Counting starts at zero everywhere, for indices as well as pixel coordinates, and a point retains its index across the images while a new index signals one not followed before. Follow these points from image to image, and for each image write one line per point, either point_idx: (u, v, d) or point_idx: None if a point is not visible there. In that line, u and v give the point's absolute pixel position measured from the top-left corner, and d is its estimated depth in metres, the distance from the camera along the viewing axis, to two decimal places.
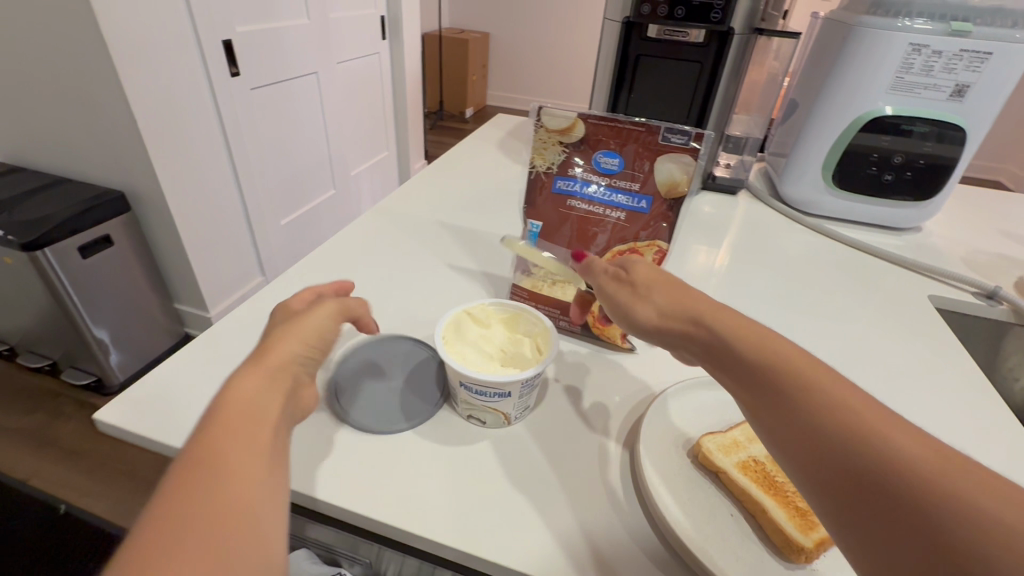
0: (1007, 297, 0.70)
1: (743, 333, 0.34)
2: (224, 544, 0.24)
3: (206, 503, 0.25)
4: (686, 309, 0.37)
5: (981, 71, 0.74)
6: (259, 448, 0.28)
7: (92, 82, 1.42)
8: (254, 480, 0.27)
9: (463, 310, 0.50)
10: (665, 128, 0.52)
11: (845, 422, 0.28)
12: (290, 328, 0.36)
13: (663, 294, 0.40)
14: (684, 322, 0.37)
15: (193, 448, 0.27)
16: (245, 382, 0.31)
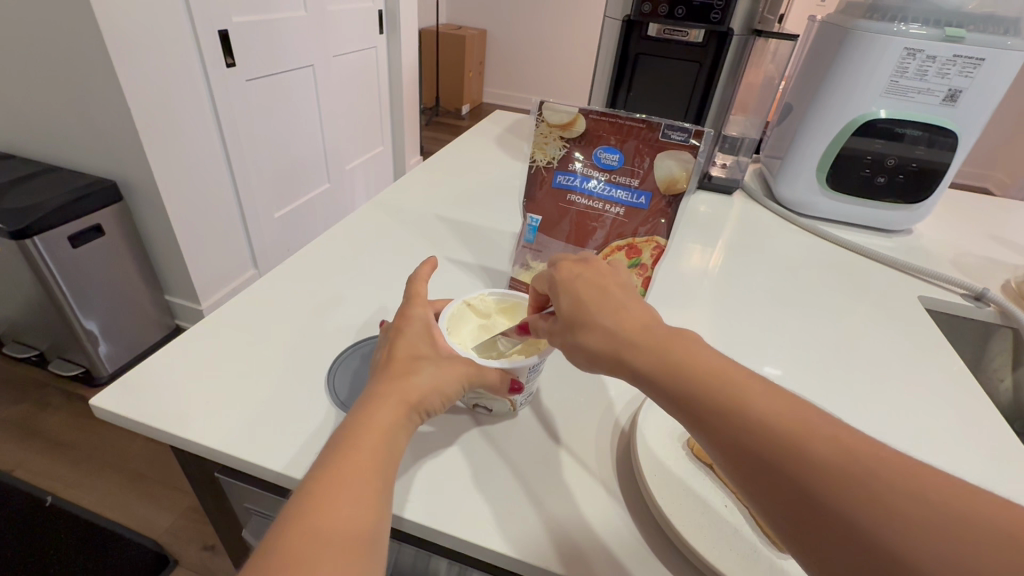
0: (995, 299, 0.71)
1: (678, 361, 0.34)
2: (344, 549, 0.31)
3: (333, 511, 0.32)
4: (618, 343, 0.37)
5: (974, 77, 0.75)
6: (370, 467, 0.34)
7: (85, 70, 1.40)
8: (367, 493, 0.33)
9: (464, 302, 0.50)
10: (666, 125, 0.53)
11: (792, 447, 0.29)
12: (414, 382, 0.38)
13: (596, 332, 0.38)
14: (612, 358, 0.37)
15: (327, 464, 0.34)
16: (364, 409, 0.36)
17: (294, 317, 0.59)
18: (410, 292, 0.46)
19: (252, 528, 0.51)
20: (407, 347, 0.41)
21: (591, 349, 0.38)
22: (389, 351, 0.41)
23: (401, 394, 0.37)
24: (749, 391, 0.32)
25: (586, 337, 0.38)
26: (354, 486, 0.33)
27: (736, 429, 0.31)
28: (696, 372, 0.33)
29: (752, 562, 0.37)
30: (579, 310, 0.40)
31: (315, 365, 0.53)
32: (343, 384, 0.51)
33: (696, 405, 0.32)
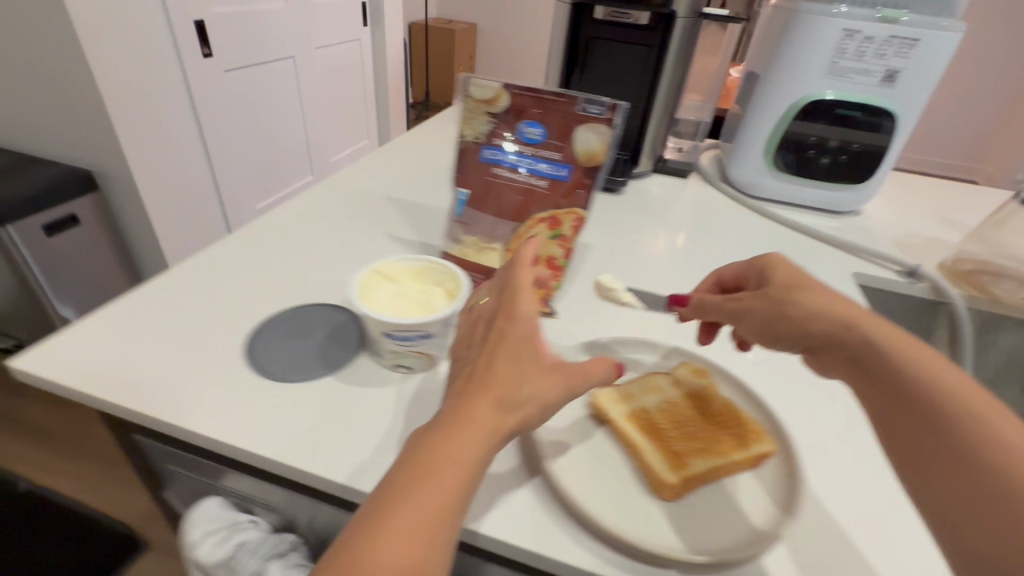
0: (926, 276, 0.73)
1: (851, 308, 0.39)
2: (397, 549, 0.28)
3: (395, 508, 0.29)
4: (835, 308, 0.39)
5: (910, 58, 0.76)
6: (436, 466, 0.31)
7: (57, 58, 1.40)
8: (428, 497, 0.30)
9: (371, 271, 0.52)
10: (584, 99, 0.53)
11: (983, 444, 0.30)
12: (507, 415, 0.33)
13: (815, 297, 0.41)
14: (831, 320, 0.39)
15: (403, 461, 0.31)
16: (451, 410, 0.33)
17: (228, 289, 0.60)
18: (507, 273, 0.39)
19: (177, 489, 0.52)
20: (508, 349, 0.35)
21: (796, 311, 0.41)
22: (490, 351, 0.35)
23: (482, 429, 0.32)
24: (893, 334, 0.37)
25: (808, 299, 0.41)
26: (421, 515, 0.29)
27: (908, 392, 0.34)
28: (866, 318, 0.38)
29: (628, 508, 0.38)
30: (797, 282, 0.43)
31: (239, 334, 0.54)
32: (259, 350, 0.52)
33: (844, 337, 0.38)
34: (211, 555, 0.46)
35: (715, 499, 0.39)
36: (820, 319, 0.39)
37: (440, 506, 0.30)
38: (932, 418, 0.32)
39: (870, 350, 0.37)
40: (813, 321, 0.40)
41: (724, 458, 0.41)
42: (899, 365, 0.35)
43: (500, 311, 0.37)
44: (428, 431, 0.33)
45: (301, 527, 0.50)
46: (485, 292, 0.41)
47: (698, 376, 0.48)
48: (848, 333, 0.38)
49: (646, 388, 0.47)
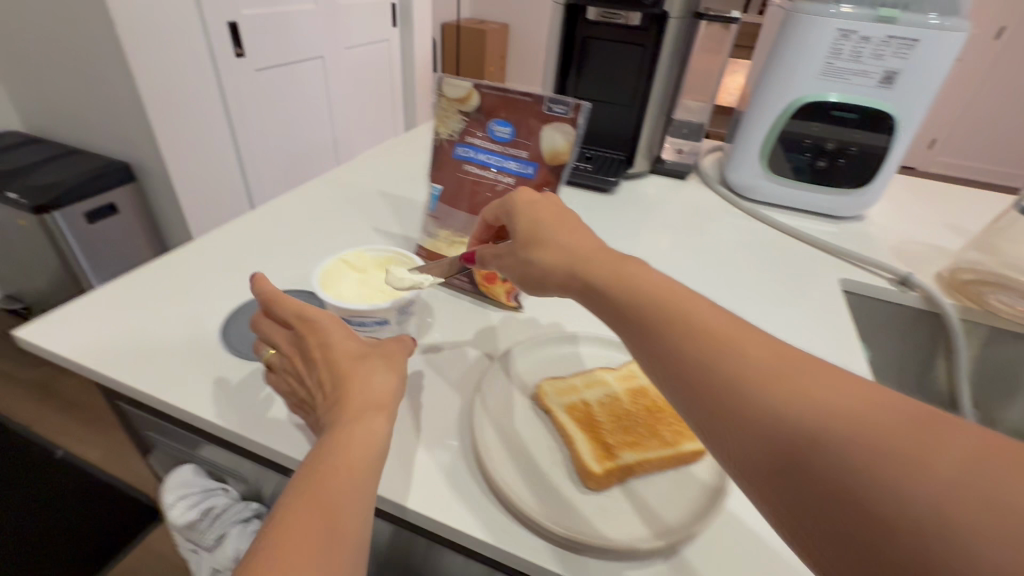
0: (919, 283, 0.70)
1: (668, 302, 0.33)
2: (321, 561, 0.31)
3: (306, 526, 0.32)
4: (566, 257, 0.41)
5: (909, 58, 0.74)
6: (339, 484, 0.34)
7: (102, 58, 1.51)
8: (341, 510, 0.33)
9: (339, 259, 0.54)
10: (549, 99, 0.55)
11: (810, 434, 0.25)
12: (370, 428, 0.37)
13: (545, 250, 0.43)
14: (566, 270, 0.40)
15: (304, 485, 0.34)
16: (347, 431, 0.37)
17: (217, 274, 0.65)
18: (284, 307, 0.45)
19: (158, 457, 0.57)
20: (341, 362, 0.41)
21: (537, 262, 0.43)
22: (327, 368, 0.41)
23: (364, 447, 0.36)
24: (729, 331, 0.30)
25: (539, 253, 0.43)
26: (326, 528, 0.32)
27: (721, 385, 0.29)
28: (664, 309, 0.33)
29: (553, 492, 0.39)
30: (531, 231, 0.44)
31: (223, 315, 0.58)
32: (232, 337, 0.55)
33: (674, 346, 0.31)
34: (181, 516, 0.50)
35: (641, 491, 0.40)
36: (554, 266, 0.41)
37: (332, 514, 0.32)
38: (802, 447, 0.25)
39: (704, 358, 0.30)
40: (550, 272, 0.42)
41: (654, 453, 0.42)
42: (743, 375, 0.28)
43: (304, 332, 0.43)
44: (310, 459, 0.35)
45: (266, 497, 0.53)
46: (280, 330, 0.46)
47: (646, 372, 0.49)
48: (680, 344, 0.31)
49: (592, 382, 0.48)
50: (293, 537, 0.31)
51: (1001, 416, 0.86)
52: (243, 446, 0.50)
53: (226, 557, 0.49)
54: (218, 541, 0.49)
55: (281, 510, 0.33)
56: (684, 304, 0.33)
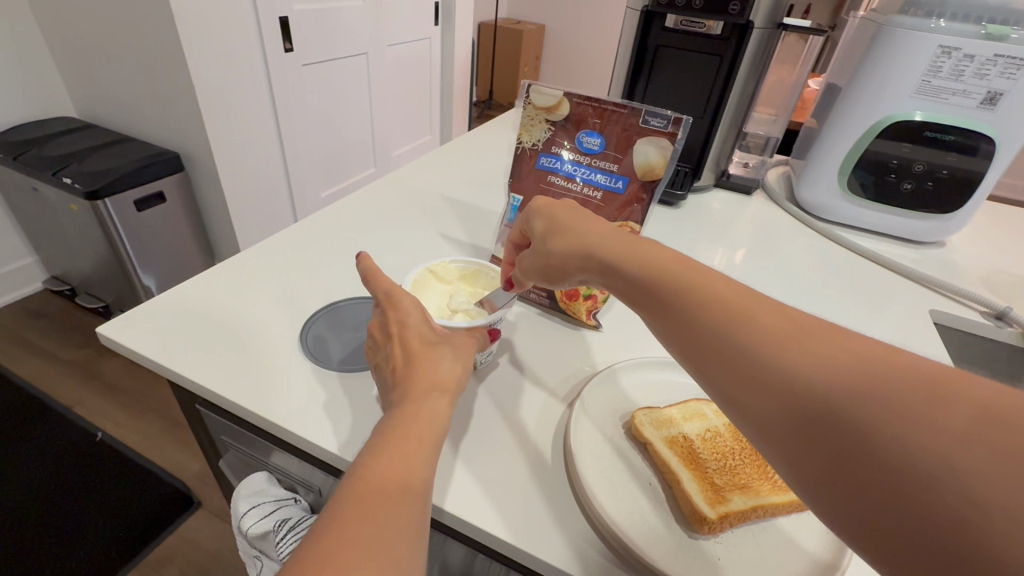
0: (1017, 319, 0.66)
1: (680, 275, 0.34)
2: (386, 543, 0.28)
3: (371, 503, 0.29)
4: (578, 245, 0.42)
5: (1018, 79, 0.69)
6: (403, 463, 0.32)
7: (158, 49, 1.53)
8: (407, 489, 0.31)
9: (427, 269, 0.53)
10: (646, 111, 0.52)
11: (844, 413, 0.24)
12: (434, 409, 0.35)
13: (561, 236, 0.44)
14: (581, 254, 0.42)
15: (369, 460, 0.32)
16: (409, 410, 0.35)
17: (288, 275, 0.64)
18: (377, 284, 0.45)
19: (227, 460, 0.56)
20: (410, 343, 0.40)
21: (553, 249, 0.44)
22: (399, 345, 0.40)
23: (428, 428, 0.34)
24: (739, 301, 0.31)
25: (556, 238, 0.45)
26: (393, 508, 0.30)
27: (755, 364, 0.28)
28: (705, 289, 0.32)
29: (664, 538, 0.36)
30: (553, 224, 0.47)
31: (297, 320, 0.57)
32: (312, 341, 0.54)
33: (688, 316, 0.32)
34: (254, 526, 0.48)
35: (759, 542, 0.37)
36: (569, 254, 0.43)
37: (398, 494, 0.30)
38: (807, 404, 0.25)
39: (716, 326, 0.30)
40: (563, 256, 0.43)
41: (767, 499, 0.39)
42: (755, 338, 0.28)
43: (387, 309, 0.43)
44: (371, 438, 0.33)
45: None
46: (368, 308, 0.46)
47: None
48: (693, 313, 0.32)
49: (690, 414, 0.46)
50: (358, 516, 0.29)
51: None
52: (322, 459, 0.48)
53: None
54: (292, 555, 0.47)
55: (344, 486, 0.30)
56: (696, 277, 0.34)
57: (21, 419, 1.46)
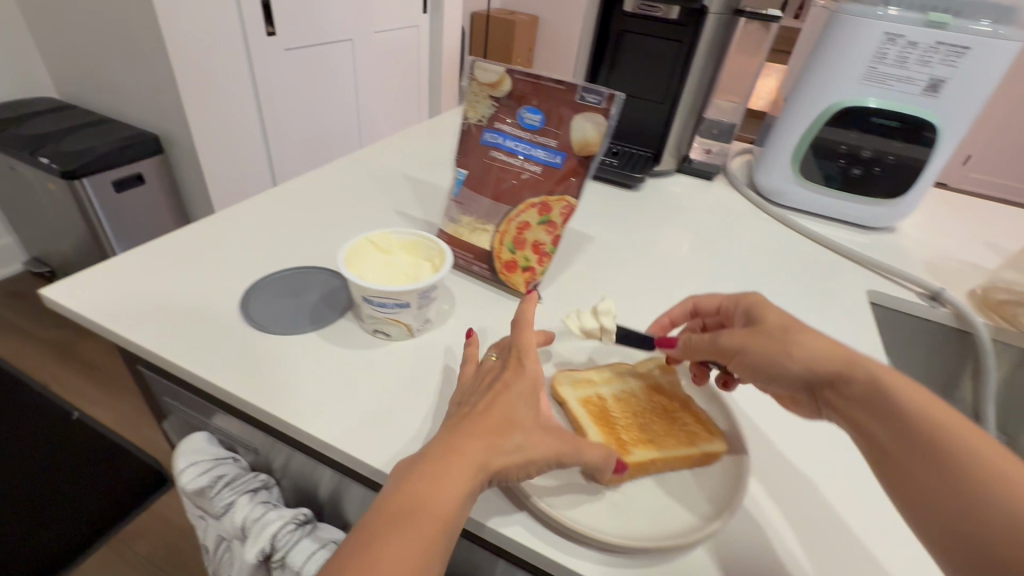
0: (950, 299, 0.68)
1: (877, 365, 0.38)
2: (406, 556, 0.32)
3: (401, 518, 0.33)
4: (831, 350, 0.40)
5: (958, 67, 0.71)
6: (435, 483, 0.34)
7: (136, 29, 1.52)
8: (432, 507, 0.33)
9: (367, 240, 0.54)
10: (582, 87, 0.54)
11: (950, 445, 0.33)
12: (503, 447, 0.36)
13: (812, 337, 0.41)
14: (834, 359, 0.39)
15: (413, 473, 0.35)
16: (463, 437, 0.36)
17: (240, 246, 0.65)
18: (516, 334, 0.44)
19: (171, 421, 0.58)
20: (504, 407, 0.39)
21: (799, 353, 0.40)
22: (490, 400, 0.39)
23: (489, 456, 0.36)
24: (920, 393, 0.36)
25: (803, 340, 0.41)
26: (417, 530, 0.33)
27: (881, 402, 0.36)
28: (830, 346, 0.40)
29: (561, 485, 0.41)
30: (790, 322, 0.43)
31: (239, 288, 0.58)
32: (253, 311, 0.55)
33: (869, 395, 0.37)
34: (190, 482, 0.49)
35: (653, 492, 0.42)
36: (823, 360, 0.40)
37: (442, 520, 0.33)
38: (946, 478, 0.32)
39: (889, 405, 0.36)
40: (820, 363, 0.39)
41: (666, 451, 0.43)
42: (920, 422, 0.34)
43: (510, 366, 0.42)
44: (435, 438, 0.37)
45: (275, 469, 0.54)
46: (496, 350, 0.46)
47: (665, 373, 0.52)
48: (874, 389, 0.37)
49: (609, 378, 0.51)
50: (387, 530, 0.32)
51: None
52: (256, 418, 0.50)
53: (234, 526, 0.48)
54: (227, 508, 0.49)
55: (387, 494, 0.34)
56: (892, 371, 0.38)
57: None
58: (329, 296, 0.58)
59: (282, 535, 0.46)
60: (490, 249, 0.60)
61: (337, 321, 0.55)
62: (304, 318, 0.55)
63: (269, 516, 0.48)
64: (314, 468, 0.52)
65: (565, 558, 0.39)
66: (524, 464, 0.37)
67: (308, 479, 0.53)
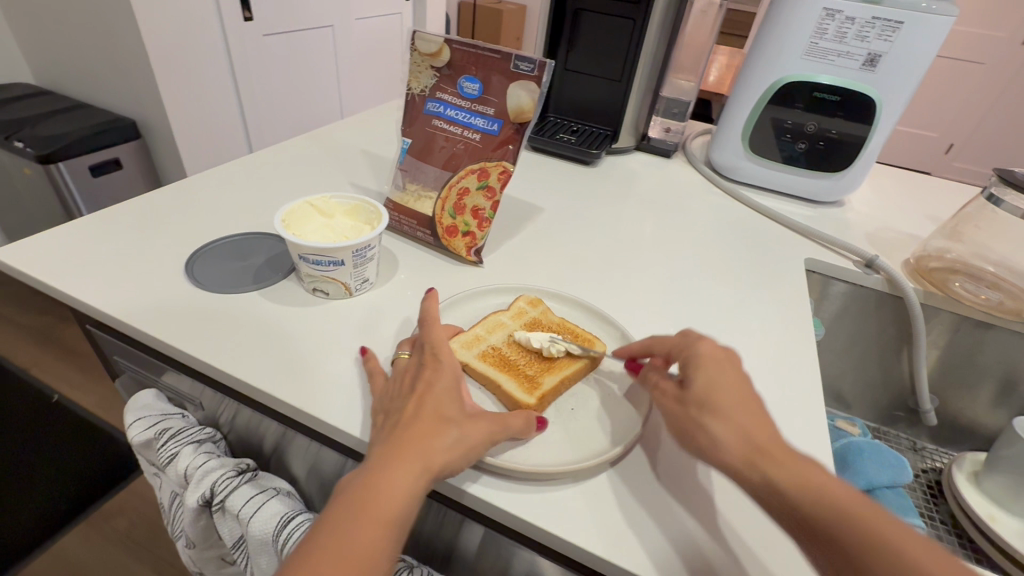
0: (882, 266, 0.71)
1: (777, 455, 0.36)
2: (355, 547, 0.34)
3: (353, 513, 0.35)
4: (743, 438, 0.37)
5: (894, 41, 0.73)
6: (385, 480, 0.36)
7: (108, 14, 1.49)
8: (382, 500, 0.35)
9: (308, 203, 0.56)
10: (516, 56, 0.55)
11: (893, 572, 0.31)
12: (440, 441, 0.38)
13: (722, 423, 0.38)
14: (740, 453, 0.36)
15: (366, 471, 0.37)
16: (415, 432, 0.38)
17: (193, 216, 0.67)
18: (424, 333, 0.46)
19: (125, 380, 0.61)
20: (434, 402, 0.40)
21: (707, 438, 0.38)
22: (417, 403, 0.40)
23: (426, 456, 0.37)
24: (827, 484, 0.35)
25: (711, 426, 0.38)
26: (369, 523, 0.34)
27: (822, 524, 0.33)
28: (761, 436, 0.37)
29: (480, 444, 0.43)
30: (713, 394, 0.39)
31: (188, 253, 0.61)
32: (201, 272, 0.58)
33: (782, 500, 0.35)
34: (139, 434, 0.52)
35: (565, 425, 0.46)
36: (731, 452, 0.37)
37: (391, 514, 0.35)
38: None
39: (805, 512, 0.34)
40: (723, 453, 0.37)
41: (568, 370, 0.49)
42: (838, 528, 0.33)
43: (426, 365, 0.43)
44: (387, 437, 0.39)
45: (222, 424, 0.57)
46: (408, 347, 0.48)
47: (533, 307, 0.56)
48: (785, 496, 0.35)
49: (492, 328, 0.53)
50: (341, 525, 0.34)
51: (967, 412, 0.87)
52: (198, 370, 0.52)
53: (177, 475, 0.50)
54: (170, 458, 0.51)
55: (343, 492, 0.36)
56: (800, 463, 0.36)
57: None
58: (275, 262, 0.61)
59: (220, 481, 0.49)
60: (432, 216, 0.63)
61: (281, 283, 0.58)
62: (250, 279, 0.58)
63: (210, 464, 0.50)
64: (257, 423, 0.54)
65: (480, 485, 0.41)
66: (464, 457, 0.38)
67: (254, 434, 0.55)
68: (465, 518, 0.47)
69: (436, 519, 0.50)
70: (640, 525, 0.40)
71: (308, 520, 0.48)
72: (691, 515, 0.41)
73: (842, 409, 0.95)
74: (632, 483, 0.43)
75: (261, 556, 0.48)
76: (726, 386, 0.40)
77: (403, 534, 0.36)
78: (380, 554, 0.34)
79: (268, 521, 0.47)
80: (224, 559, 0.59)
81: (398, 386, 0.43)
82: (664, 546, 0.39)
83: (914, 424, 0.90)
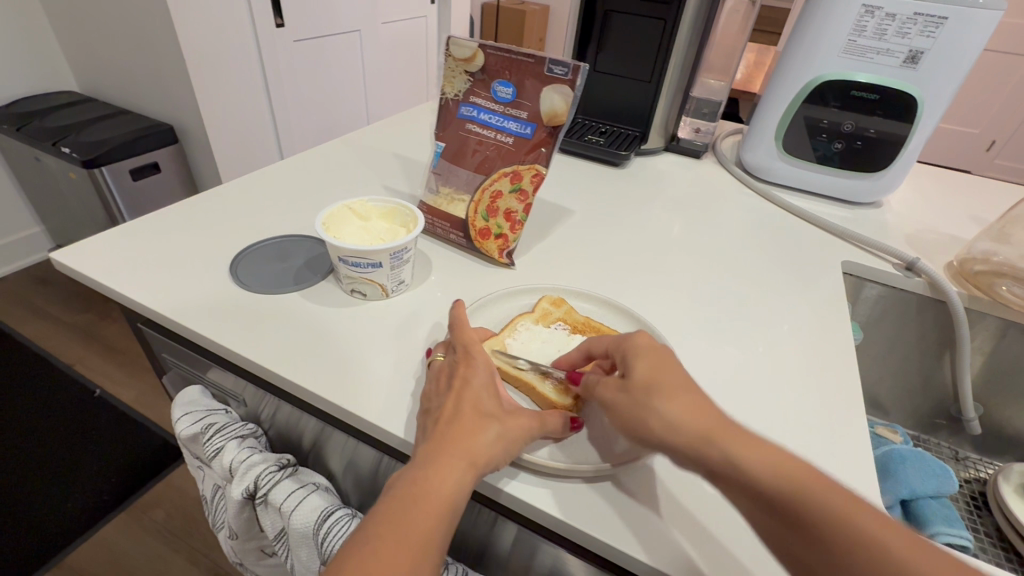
0: (923, 269, 0.69)
1: (721, 430, 0.37)
2: (406, 547, 0.34)
3: (401, 512, 0.35)
4: (690, 416, 0.37)
5: (937, 37, 0.71)
6: (432, 479, 0.36)
7: (149, 24, 1.55)
8: (431, 500, 0.36)
9: (347, 207, 0.57)
10: (550, 60, 0.56)
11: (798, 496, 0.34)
12: (482, 440, 0.38)
13: (673, 402, 0.38)
14: (688, 429, 0.37)
15: (414, 471, 0.37)
16: (460, 431, 0.39)
17: (233, 219, 0.69)
18: (456, 336, 0.46)
19: (172, 376, 0.64)
20: (473, 398, 0.41)
21: (660, 421, 0.38)
22: (455, 400, 0.41)
23: (469, 451, 0.38)
24: (763, 454, 0.35)
25: (660, 406, 0.38)
26: (418, 519, 0.35)
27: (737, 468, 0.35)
28: (676, 406, 0.38)
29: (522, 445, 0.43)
30: (656, 379, 0.40)
31: (231, 254, 0.63)
32: (244, 274, 0.60)
33: (728, 470, 0.36)
34: (185, 429, 0.54)
35: (597, 424, 0.46)
36: (680, 433, 0.37)
37: (439, 514, 0.36)
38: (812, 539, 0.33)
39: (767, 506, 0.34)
40: (678, 433, 0.37)
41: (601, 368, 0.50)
42: (785, 495, 0.34)
43: (460, 363, 0.44)
44: (431, 434, 0.40)
45: (263, 420, 0.59)
46: (442, 348, 0.48)
47: (557, 308, 0.57)
48: (724, 460, 0.36)
49: (521, 329, 0.54)
50: (391, 524, 0.35)
51: (1013, 421, 0.83)
52: (241, 367, 0.54)
53: (223, 468, 0.52)
54: (216, 452, 0.53)
55: (390, 491, 0.37)
56: None
57: (17, 373, 1.49)
58: (312, 262, 0.63)
59: (263, 475, 0.51)
60: (464, 218, 0.64)
61: (319, 284, 0.60)
62: (289, 282, 0.59)
63: (253, 458, 0.52)
64: (296, 419, 0.55)
65: (512, 480, 0.42)
66: (504, 455, 0.39)
67: (294, 429, 0.57)
68: (499, 516, 0.48)
69: (470, 516, 0.51)
70: (677, 527, 0.40)
71: (347, 515, 0.50)
72: (729, 518, 0.41)
73: (880, 415, 0.92)
74: (666, 486, 0.43)
75: (302, 549, 0.50)
76: (669, 372, 0.40)
77: (450, 531, 0.36)
78: (430, 551, 0.35)
79: (309, 515, 0.49)
80: (264, 551, 0.61)
81: (436, 387, 0.44)
82: (701, 548, 0.39)
83: (956, 432, 0.87)
